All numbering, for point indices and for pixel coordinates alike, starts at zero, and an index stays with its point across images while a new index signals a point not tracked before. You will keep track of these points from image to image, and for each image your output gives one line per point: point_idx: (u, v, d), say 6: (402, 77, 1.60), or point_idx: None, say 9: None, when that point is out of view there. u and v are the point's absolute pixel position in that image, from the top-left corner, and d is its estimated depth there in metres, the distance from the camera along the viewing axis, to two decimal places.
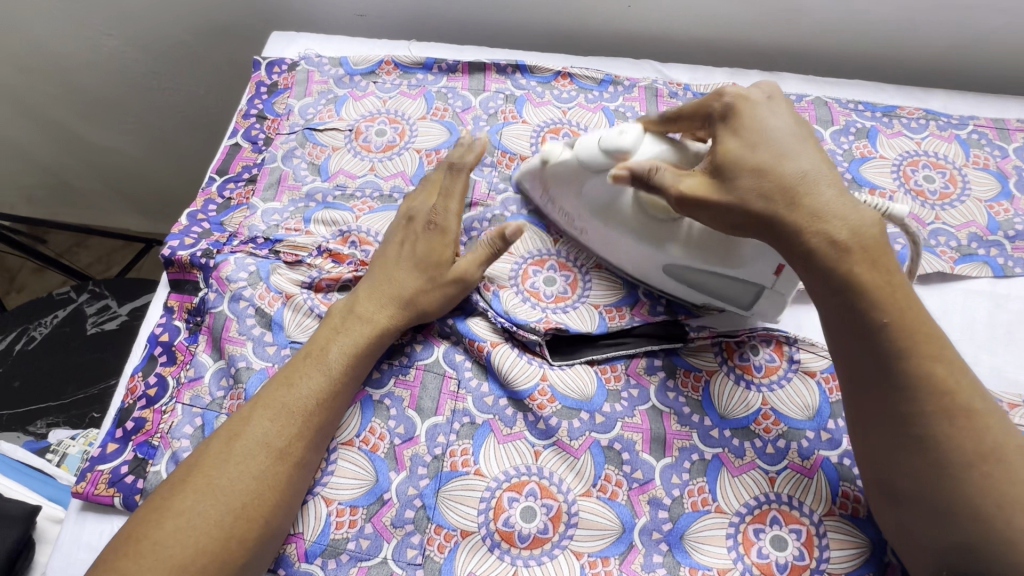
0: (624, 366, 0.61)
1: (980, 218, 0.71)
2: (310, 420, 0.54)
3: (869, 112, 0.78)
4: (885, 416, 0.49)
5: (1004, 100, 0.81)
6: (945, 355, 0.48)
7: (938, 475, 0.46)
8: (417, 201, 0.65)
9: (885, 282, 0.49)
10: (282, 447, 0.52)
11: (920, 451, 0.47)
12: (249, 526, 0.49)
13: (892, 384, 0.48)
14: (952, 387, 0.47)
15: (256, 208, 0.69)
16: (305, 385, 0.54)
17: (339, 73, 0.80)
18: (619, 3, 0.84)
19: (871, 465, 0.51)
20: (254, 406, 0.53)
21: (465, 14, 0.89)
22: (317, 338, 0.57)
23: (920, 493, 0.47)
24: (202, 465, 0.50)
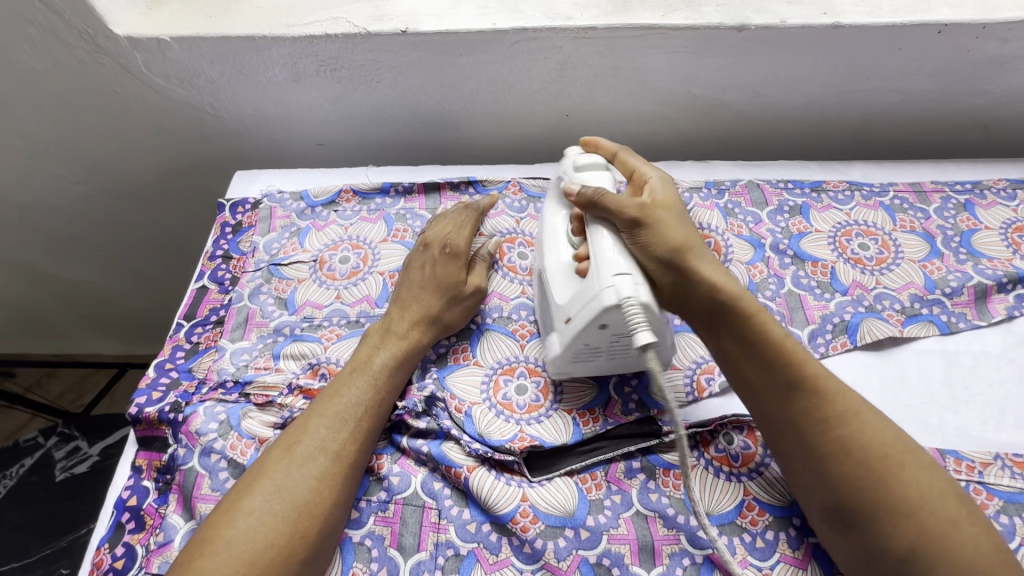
0: (603, 472, 0.61)
1: (917, 278, 0.75)
2: (333, 464, 0.56)
3: (798, 189, 0.85)
4: (799, 440, 0.55)
5: (917, 164, 0.88)
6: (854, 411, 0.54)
7: (868, 487, 0.51)
8: (435, 233, 0.74)
9: (750, 329, 0.57)
10: (309, 489, 0.54)
11: (841, 465, 0.52)
12: (277, 569, 0.50)
13: (812, 416, 0.54)
14: (845, 422, 0.53)
15: (224, 350, 0.70)
16: (326, 428, 0.57)
17: (301, 207, 0.83)
18: (558, 114, 0.91)
19: (812, 493, 0.54)
20: (281, 456, 0.55)
21: (417, 134, 0.96)
22: (334, 387, 0.61)
23: (853, 506, 0.51)
24: (232, 503, 0.53)
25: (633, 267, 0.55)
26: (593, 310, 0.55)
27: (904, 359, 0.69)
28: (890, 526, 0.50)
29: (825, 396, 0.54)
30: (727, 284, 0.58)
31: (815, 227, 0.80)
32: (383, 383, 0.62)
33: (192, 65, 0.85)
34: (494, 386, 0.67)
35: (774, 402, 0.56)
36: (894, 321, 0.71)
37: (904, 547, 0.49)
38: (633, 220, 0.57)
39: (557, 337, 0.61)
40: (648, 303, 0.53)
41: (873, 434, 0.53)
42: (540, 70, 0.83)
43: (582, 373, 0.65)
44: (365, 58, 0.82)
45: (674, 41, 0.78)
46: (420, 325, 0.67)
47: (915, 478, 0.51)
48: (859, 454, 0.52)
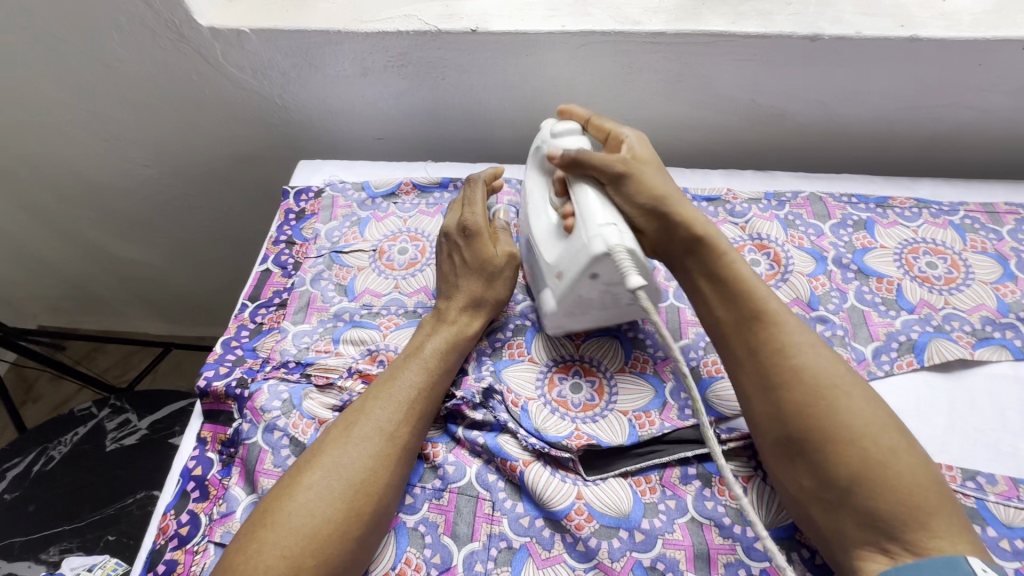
0: (658, 476, 0.61)
1: (989, 301, 0.72)
2: (388, 445, 0.57)
3: (863, 204, 0.83)
4: (758, 371, 0.56)
5: (990, 184, 0.85)
6: (803, 344, 0.55)
7: (816, 415, 0.52)
8: (449, 219, 0.74)
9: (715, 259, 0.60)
10: (365, 469, 0.55)
11: (792, 393, 0.53)
12: (335, 542, 0.51)
13: (767, 340, 0.56)
14: (787, 350, 0.55)
15: (287, 332, 0.72)
16: (381, 410, 0.58)
17: (362, 197, 0.85)
18: (616, 119, 0.92)
19: (766, 423, 0.55)
20: (334, 434, 0.57)
21: (475, 133, 0.98)
22: (388, 373, 0.62)
23: (801, 435, 0.52)
24: (292, 479, 0.54)
25: (618, 218, 0.58)
26: (582, 261, 0.57)
27: (974, 383, 0.66)
28: (834, 456, 0.50)
29: (783, 329, 0.56)
30: (697, 224, 0.61)
31: (880, 242, 0.78)
32: (432, 367, 0.63)
33: (266, 56, 0.88)
34: (549, 383, 0.67)
35: (739, 332, 0.58)
36: (964, 342, 0.68)
37: (848, 478, 0.49)
38: (618, 173, 0.61)
39: (550, 292, 0.64)
40: (633, 250, 0.55)
41: (827, 368, 0.54)
42: (604, 74, 0.84)
43: (576, 327, 0.67)
44: (434, 55, 0.84)
45: (743, 49, 0.78)
46: (463, 310, 0.67)
47: (862, 414, 0.52)
48: (810, 383, 0.53)
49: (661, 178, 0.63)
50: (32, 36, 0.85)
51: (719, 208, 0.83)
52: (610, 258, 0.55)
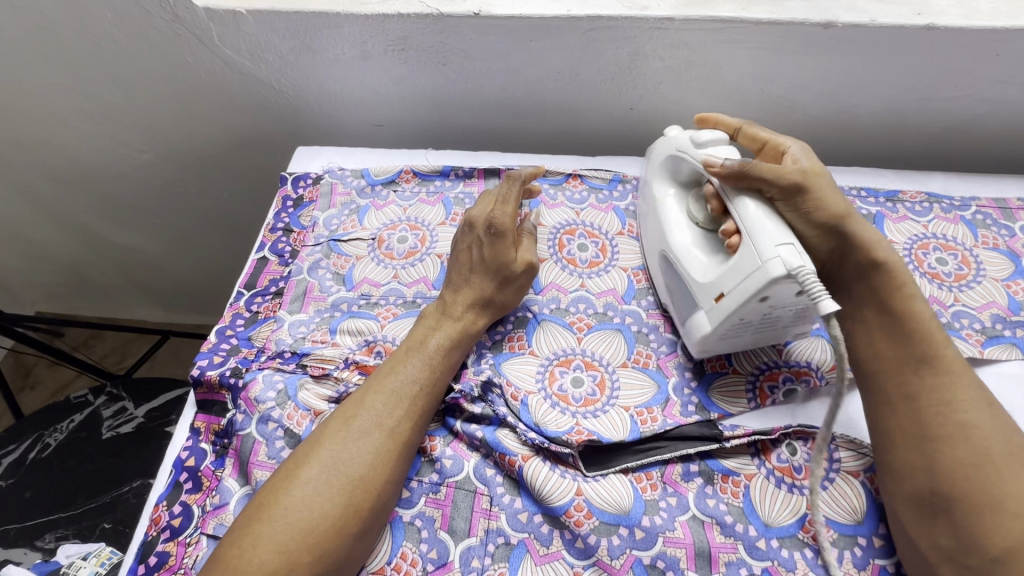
0: (659, 473, 0.60)
1: (1000, 298, 0.71)
2: (390, 440, 0.55)
3: (872, 198, 0.81)
4: (914, 416, 0.53)
5: (1002, 179, 0.83)
6: (978, 401, 0.53)
7: (975, 477, 0.49)
8: (477, 210, 0.71)
9: (891, 296, 0.58)
10: (365, 464, 0.53)
11: (954, 449, 0.51)
12: (333, 537, 0.50)
13: (931, 388, 0.54)
14: (957, 403, 0.53)
15: (282, 321, 0.71)
16: (382, 404, 0.57)
17: (361, 184, 0.84)
18: (621, 107, 0.89)
19: (908, 470, 0.53)
20: (341, 429, 0.55)
21: (477, 121, 0.96)
22: (388, 366, 0.61)
23: (949, 494, 0.50)
24: (290, 471, 0.53)
25: (791, 237, 0.54)
26: (755, 283, 0.53)
27: (984, 382, 0.65)
28: (988, 522, 0.47)
29: (953, 378, 0.54)
30: (879, 250, 0.60)
31: (889, 238, 0.77)
32: (437, 366, 0.61)
33: (264, 38, 0.85)
34: (550, 377, 0.65)
35: (899, 375, 0.55)
36: (973, 341, 0.67)
37: (999, 549, 0.46)
38: (792, 184, 0.59)
39: (705, 314, 0.60)
40: (816, 273, 0.52)
41: (994, 432, 0.51)
42: (610, 60, 0.82)
43: (724, 349, 0.64)
44: (435, 39, 0.82)
45: (754, 36, 0.76)
46: (472, 310, 0.66)
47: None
48: (979, 444, 0.50)
49: (834, 197, 0.61)
50: (21, 14, 0.82)
51: None
52: (789, 282, 0.52)
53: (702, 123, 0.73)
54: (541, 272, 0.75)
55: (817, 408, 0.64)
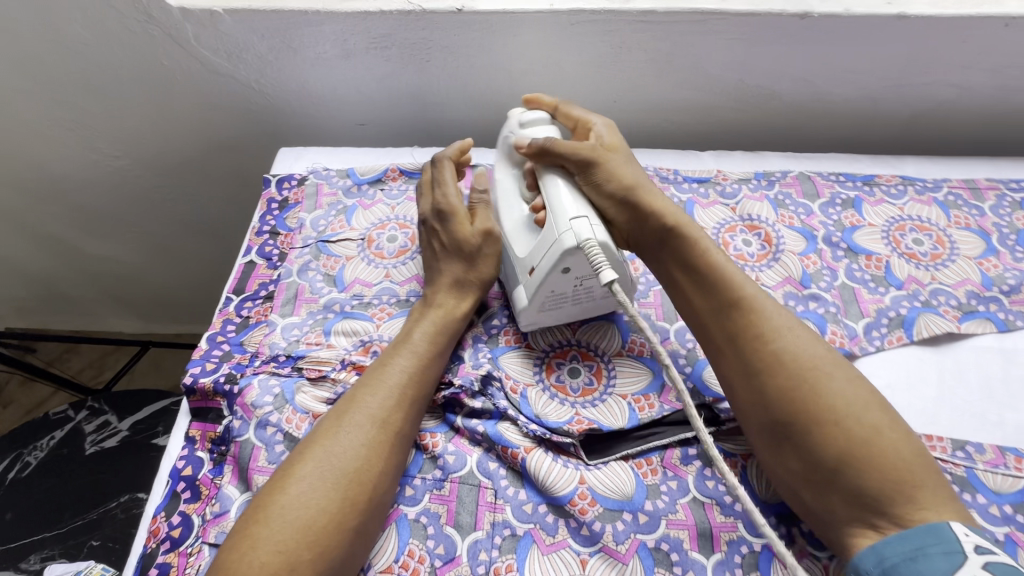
0: (659, 458, 0.61)
1: (973, 275, 0.74)
2: (382, 430, 0.55)
3: (850, 182, 0.84)
4: (737, 355, 0.57)
5: (971, 161, 0.87)
6: (781, 328, 0.57)
7: (799, 398, 0.53)
8: (421, 205, 0.73)
9: (689, 246, 0.63)
10: (359, 458, 0.53)
11: (775, 377, 0.54)
12: (332, 533, 0.50)
13: (740, 328, 0.58)
14: (768, 334, 0.56)
15: (275, 325, 0.70)
16: (373, 397, 0.57)
17: (347, 184, 0.83)
18: (604, 100, 0.90)
19: (749, 408, 0.56)
20: (331, 426, 0.55)
21: (462, 117, 0.95)
22: (379, 361, 0.61)
23: (788, 419, 0.53)
24: (285, 471, 0.52)
25: (585, 211, 0.60)
26: (555, 255, 0.58)
27: (962, 356, 0.68)
28: (822, 435, 0.51)
29: (761, 312, 0.58)
30: (669, 214, 0.65)
31: (868, 221, 0.79)
32: (418, 349, 0.62)
33: (241, 38, 0.84)
34: (548, 368, 0.66)
35: (716, 321, 0.60)
36: (950, 316, 0.70)
37: (833, 456, 0.50)
38: (585, 159, 0.65)
39: (522, 289, 0.64)
40: (604, 243, 0.57)
41: (805, 350, 0.55)
42: (593, 54, 0.82)
43: (552, 323, 0.67)
44: (418, 36, 0.82)
45: (733, 28, 0.77)
46: (448, 294, 0.67)
47: (843, 390, 0.52)
48: (792, 367, 0.54)
49: (626, 168, 0.67)
50: None
51: (709, 189, 0.83)
52: (580, 252, 0.57)
53: (532, 104, 0.75)
54: None
55: None
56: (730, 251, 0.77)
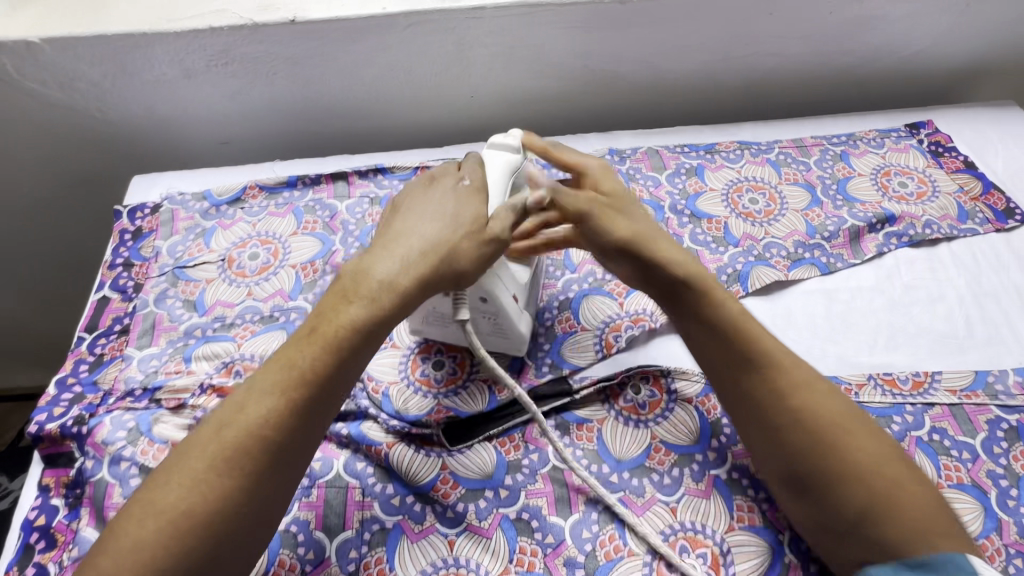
0: (521, 434, 0.64)
1: (800, 226, 0.81)
2: (272, 452, 0.47)
3: (694, 152, 0.90)
4: (759, 414, 0.56)
5: (799, 121, 0.95)
6: (806, 381, 0.56)
7: (818, 457, 0.53)
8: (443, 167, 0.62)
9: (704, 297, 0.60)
10: (240, 481, 0.46)
11: (795, 438, 0.54)
12: (188, 565, 0.44)
13: (783, 382, 0.55)
14: (783, 389, 0.55)
15: (131, 358, 0.68)
16: (270, 406, 0.48)
17: (204, 207, 0.81)
18: (462, 96, 0.92)
19: (769, 463, 0.56)
20: (245, 417, 0.47)
21: (325, 126, 0.95)
22: (289, 350, 0.50)
23: (808, 477, 0.53)
24: (191, 473, 0.45)
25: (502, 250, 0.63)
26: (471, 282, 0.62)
27: (791, 300, 0.75)
28: (836, 496, 0.51)
29: (786, 367, 0.56)
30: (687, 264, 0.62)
31: (710, 186, 0.85)
32: (347, 341, 0.50)
33: (69, 66, 0.80)
34: (413, 364, 0.68)
35: (736, 377, 0.57)
36: (781, 266, 0.77)
37: (855, 512, 0.51)
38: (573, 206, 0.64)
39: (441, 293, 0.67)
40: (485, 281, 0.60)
41: (823, 406, 0.54)
42: (437, 53, 0.84)
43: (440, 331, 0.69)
44: (257, 50, 0.81)
45: (562, 17, 0.81)
46: (423, 264, 0.53)
47: (865, 448, 0.52)
48: (811, 425, 0.53)
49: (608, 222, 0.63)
50: None
51: None
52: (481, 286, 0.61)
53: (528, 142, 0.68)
54: None
55: (658, 348, 0.71)
56: None
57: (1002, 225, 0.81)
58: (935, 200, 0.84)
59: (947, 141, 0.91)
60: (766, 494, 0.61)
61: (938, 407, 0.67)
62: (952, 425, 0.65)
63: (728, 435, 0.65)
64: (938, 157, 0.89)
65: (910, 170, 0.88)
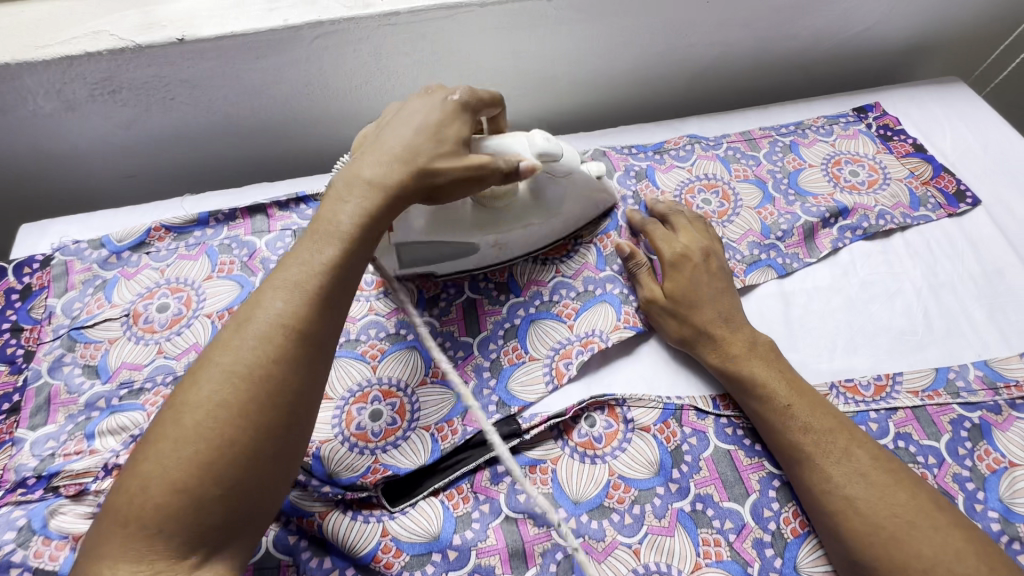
0: (470, 484, 0.59)
1: (755, 225, 0.78)
2: (294, 338, 0.46)
3: (642, 153, 0.85)
4: (810, 497, 0.55)
5: (747, 112, 0.91)
6: (858, 466, 0.55)
7: (875, 545, 0.51)
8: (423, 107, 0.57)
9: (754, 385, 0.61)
10: (272, 365, 0.45)
11: (850, 523, 0.52)
12: (233, 456, 0.42)
13: (830, 472, 0.55)
14: (836, 479, 0.54)
15: (23, 442, 0.60)
16: (287, 304, 0.46)
17: (103, 255, 0.73)
18: (389, 108, 0.85)
19: (831, 545, 0.54)
20: (256, 308, 0.46)
21: (241, 150, 0.87)
22: (306, 247, 0.50)
23: (867, 564, 0.51)
24: (202, 362, 0.45)
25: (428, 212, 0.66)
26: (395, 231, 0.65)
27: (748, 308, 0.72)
28: None
29: (834, 450, 0.56)
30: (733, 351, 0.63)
31: (660, 188, 0.81)
32: (357, 237, 0.50)
33: None
34: (347, 418, 0.61)
35: (798, 461, 0.57)
36: (737, 271, 0.73)
37: None
38: (675, 256, 0.69)
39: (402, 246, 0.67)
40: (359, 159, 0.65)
41: (879, 494, 0.53)
42: (355, 64, 0.77)
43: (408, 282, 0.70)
44: (146, 75, 0.72)
45: (486, 18, 0.74)
46: (402, 164, 0.53)
47: (929, 542, 0.50)
48: (866, 515, 0.52)
49: (698, 279, 0.67)
50: None
51: None
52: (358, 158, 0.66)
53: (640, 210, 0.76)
54: None
55: (611, 373, 0.67)
56: (530, 247, 0.75)
57: (954, 210, 0.79)
58: (887, 188, 0.81)
59: (895, 123, 0.88)
60: (732, 524, 0.58)
61: (900, 411, 0.64)
62: (916, 429, 0.63)
63: (690, 462, 0.61)
64: (887, 141, 0.87)
65: (861, 157, 0.85)
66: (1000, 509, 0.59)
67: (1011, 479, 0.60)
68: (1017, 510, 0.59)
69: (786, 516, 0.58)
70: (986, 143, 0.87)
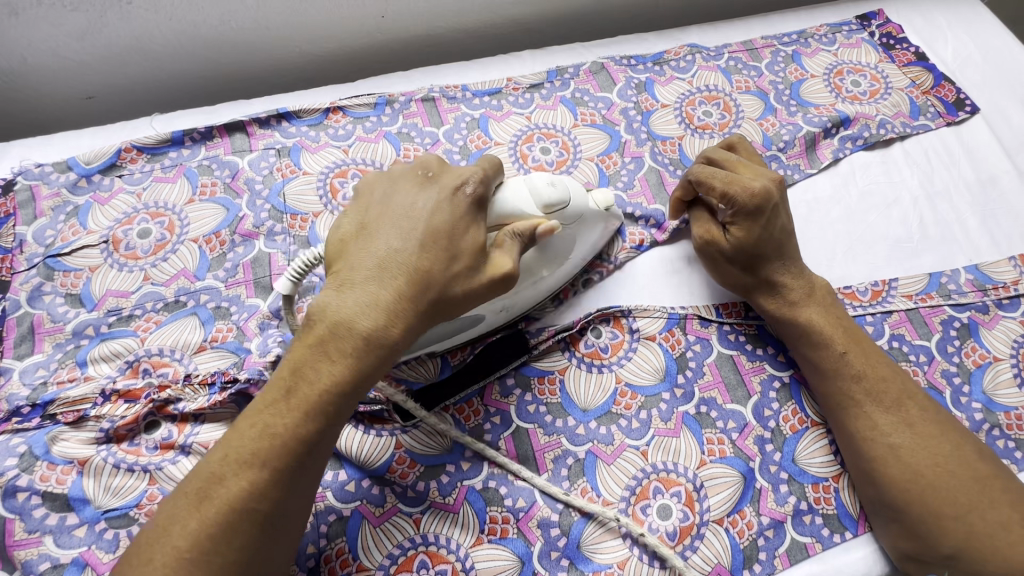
0: (480, 398, 0.60)
1: (757, 137, 0.76)
2: (260, 518, 0.44)
3: (641, 64, 0.81)
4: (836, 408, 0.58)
5: (747, 21, 0.87)
6: (889, 388, 0.57)
7: (889, 455, 0.55)
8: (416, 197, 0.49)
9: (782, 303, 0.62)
10: (234, 555, 0.43)
11: (871, 435, 0.56)
12: None
13: (859, 390, 0.57)
14: (861, 397, 0.57)
15: (11, 371, 0.57)
16: (260, 478, 0.44)
17: (71, 178, 0.67)
18: (371, 17, 0.78)
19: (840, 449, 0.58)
20: (213, 490, 0.43)
21: (211, 65, 0.80)
22: (265, 412, 0.45)
23: (876, 469, 0.55)
24: (157, 537, 0.43)
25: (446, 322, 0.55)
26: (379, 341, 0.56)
27: None
28: (911, 492, 0.53)
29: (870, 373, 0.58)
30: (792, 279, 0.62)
31: (661, 101, 0.78)
32: (336, 403, 0.45)
33: None
34: None
35: (827, 377, 0.59)
36: None
37: (921, 516, 0.53)
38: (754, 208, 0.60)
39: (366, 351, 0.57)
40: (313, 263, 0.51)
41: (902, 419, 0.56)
42: None
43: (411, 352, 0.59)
44: None
45: None
46: (403, 302, 0.46)
47: (940, 461, 0.54)
48: (887, 432, 0.56)
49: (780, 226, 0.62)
50: None
51: (501, 101, 0.76)
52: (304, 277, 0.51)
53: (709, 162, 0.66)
54: (319, 227, 0.66)
55: (617, 286, 0.66)
56: (528, 163, 0.72)
57: (953, 118, 0.78)
58: (888, 97, 0.80)
59: (899, 31, 0.86)
60: (735, 423, 0.60)
61: (895, 314, 0.66)
62: (909, 330, 0.65)
63: (695, 368, 0.62)
64: (890, 50, 0.84)
65: (862, 67, 0.83)
66: (983, 400, 0.62)
67: (994, 372, 0.64)
68: (998, 400, 0.62)
69: (785, 415, 0.61)
70: (987, 52, 0.85)
